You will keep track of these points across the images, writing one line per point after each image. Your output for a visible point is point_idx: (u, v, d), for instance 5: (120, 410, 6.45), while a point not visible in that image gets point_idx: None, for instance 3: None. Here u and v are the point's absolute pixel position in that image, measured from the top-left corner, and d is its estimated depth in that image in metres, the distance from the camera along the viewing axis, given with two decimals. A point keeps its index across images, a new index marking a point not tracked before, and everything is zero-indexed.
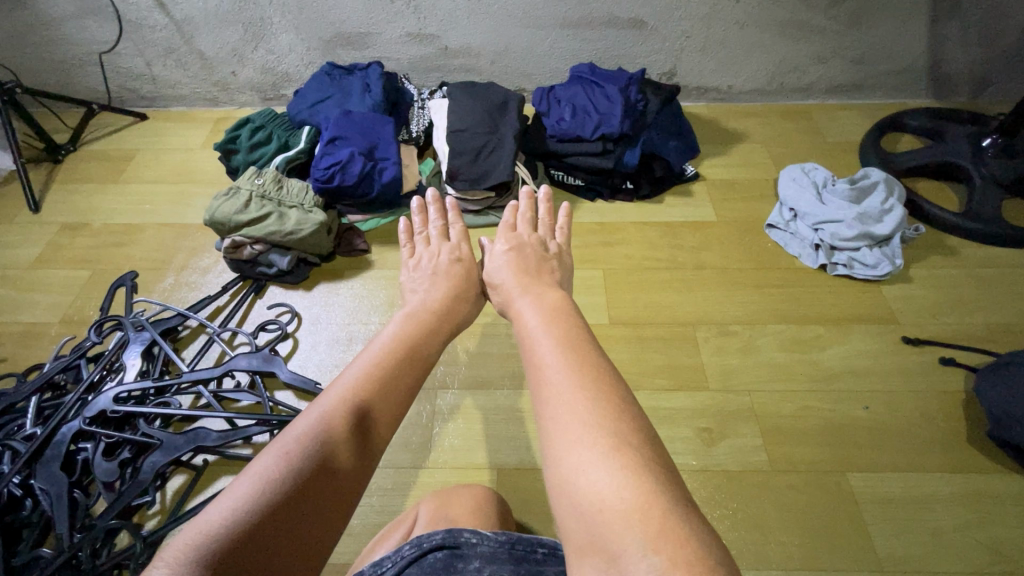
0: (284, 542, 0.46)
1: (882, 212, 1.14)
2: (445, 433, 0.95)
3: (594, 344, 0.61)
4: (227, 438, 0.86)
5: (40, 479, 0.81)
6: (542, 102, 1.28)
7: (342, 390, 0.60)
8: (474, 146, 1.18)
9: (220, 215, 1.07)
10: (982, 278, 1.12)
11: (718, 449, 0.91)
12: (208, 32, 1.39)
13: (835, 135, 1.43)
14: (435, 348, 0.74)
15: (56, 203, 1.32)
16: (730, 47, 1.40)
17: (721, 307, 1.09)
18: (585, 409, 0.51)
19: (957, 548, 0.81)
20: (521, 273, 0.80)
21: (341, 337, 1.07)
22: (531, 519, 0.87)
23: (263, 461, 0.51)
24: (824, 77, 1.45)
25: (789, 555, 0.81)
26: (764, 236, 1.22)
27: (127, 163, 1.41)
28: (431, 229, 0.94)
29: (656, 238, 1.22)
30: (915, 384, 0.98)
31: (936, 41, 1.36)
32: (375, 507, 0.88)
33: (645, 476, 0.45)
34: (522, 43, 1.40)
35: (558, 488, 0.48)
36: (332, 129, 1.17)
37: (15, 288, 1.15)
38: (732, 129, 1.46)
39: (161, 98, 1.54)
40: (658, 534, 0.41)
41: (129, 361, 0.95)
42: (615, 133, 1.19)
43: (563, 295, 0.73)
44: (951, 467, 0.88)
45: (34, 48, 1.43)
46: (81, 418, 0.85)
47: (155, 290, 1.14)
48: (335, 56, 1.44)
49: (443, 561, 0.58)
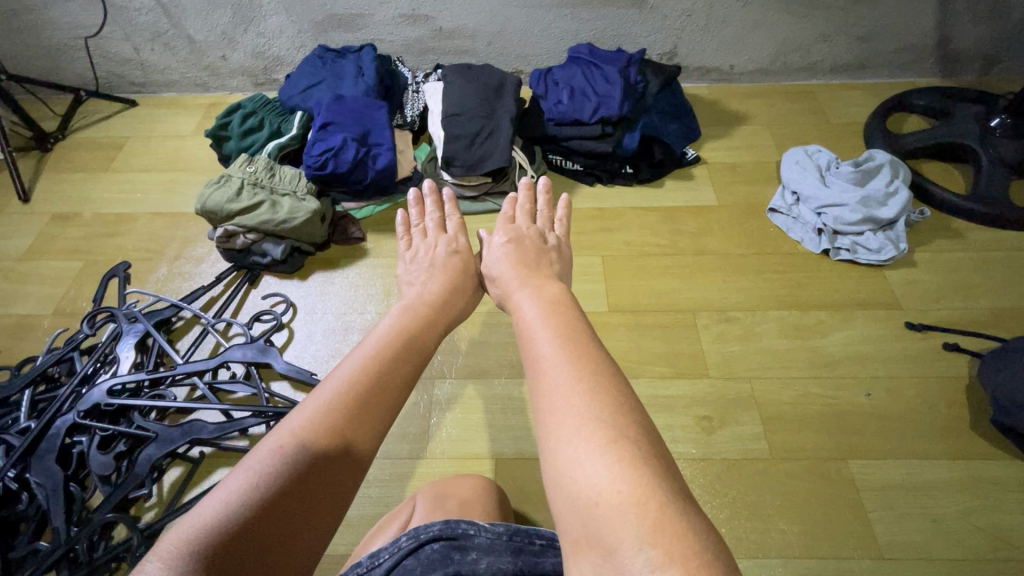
0: (275, 541, 0.45)
1: (887, 195, 1.11)
2: (444, 422, 0.95)
3: (593, 335, 0.60)
4: (223, 429, 0.85)
5: (36, 473, 0.80)
6: (539, 85, 1.25)
7: (339, 383, 0.58)
8: (470, 131, 1.15)
9: (213, 204, 1.05)
10: (988, 261, 1.10)
11: (717, 437, 0.90)
12: (195, 15, 1.36)
13: (839, 116, 1.40)
14: (432, 340, 0.72)
15: (46, 192, 1.30)
16: (732, 26, 1.36)
17: (721, 293, 1.08)
18: (583, 402, 0.50)
19: (957, 534, 0.80)
20: (518, 265, 0.78)
21: (337, 328, 1.05)
22: (531, 510, 0.86)
23: (256, 454, 0.50)
24: (828, 57, 1.42)
25: (789, 542, 0.80)
26: (766, 220, 1.20)
27: (117, 151, 1.38)
28: (427, 221, 0.92)
29: (656, 223, 1.20)
30: (919, 370, 0.96)
31: (945, 17, 1.33)
32: (373, 498, 0.87)
33: (642, 469, 0.44)
34: (518, 23, 1.36)
35: (555, 482, 0.47)
36: (325, 115, 1.14)
37: (7, 280, 1.13)
38: (733, 111, 1.43)
39: (151, 84, 1.52)
40: (654, 527, 0.40)
41: (123, 352, 0.94)
42: (614, 116, 1.16)
43: (561, 287, 0.72)
44: (954, 454, 0.87)
45: (17, 32, 1.40)
46: (76, 411, 0.85)
47: (148, 281, 1.13)
48: (328, 39, 1.40)
49: (440, 553, 0.56)
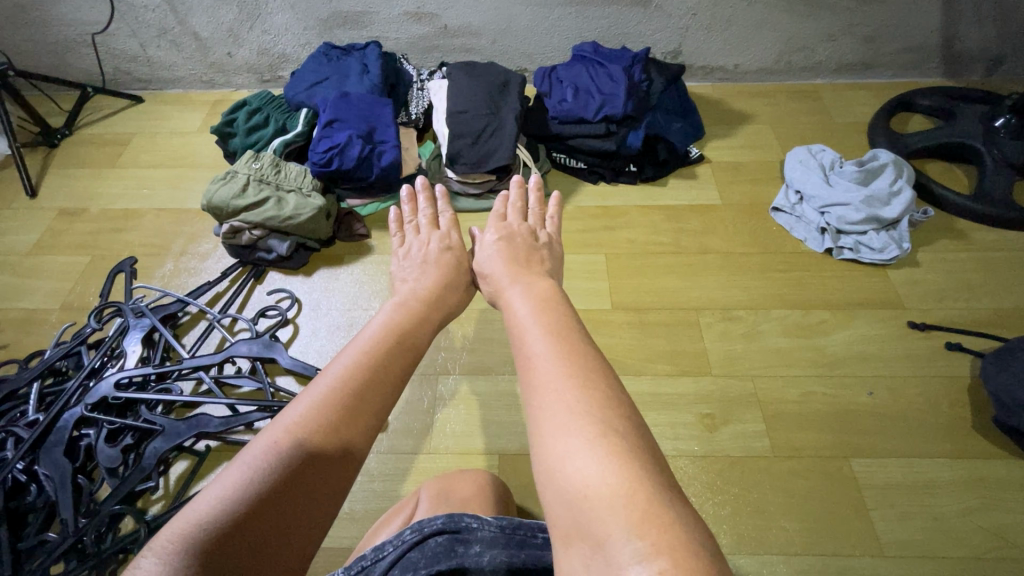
0: (269, 537, 0.46)
1: (890, 195, 1.12)
2: (447, 418, 0.95)
3: (584, 332, 0.60)
4: (229, 424, 0.86)
5: (44, 466, 0.81)
6: (544, 82, 1.25)
7: (334, 378, 0.59)
8: (474, 129, 1.16)
9: (219, 200, 1.06)
10: (991, 261, 1.10)
11: (720, 435, 0.90)
12: (201, 12, 1.36)
13: (843, 115, 1.40)
14: (426, 337, 0.73)
15: (53, 188, 1.31)
16: (737, 26, 1.36)
17: (724, 291, 1.08)
18: (574, 396, 0.51)
19: (958, 532, 0.81)
20: (510, 263, 0.78)
21: (341, 323, 1.06)
22: (533, 505, 0.87)
23: (252, 451, 0.50)
24: (833, 56, 1.42)
25: (790, 539, 0.81)
26: (770, 220, 1.20)
27: (124, 148, 1.39)
28: (421, 218, 0.93)
29: (660, 221, 1.20)
30: (921, 369, 0.97)
31: (951, 17, 1.33)
32: (378, 492, 0.88)
33: (631, 463, 0.44)
34: (522, 21, 1.37)
35: (545, 476, 0.47)
36: (330, 112, 1.15)
37: (15, 274, 1.14)
38: (737, 110, 1.43)
39: (157, 81, 1.52)
40: (642, 519, 0.41)
41: (130, 347, 0.95)
42: (619, 115, 1.16)
43: (552, 285, 0.72)
44: (955, 452, 0.88)
45: (24, 29, 1.41)
46: (84, 405, 0.85)
47: (154, 276, 1.14)
48: (333, 37, 1.41)
49: (444, 546, 0.57)
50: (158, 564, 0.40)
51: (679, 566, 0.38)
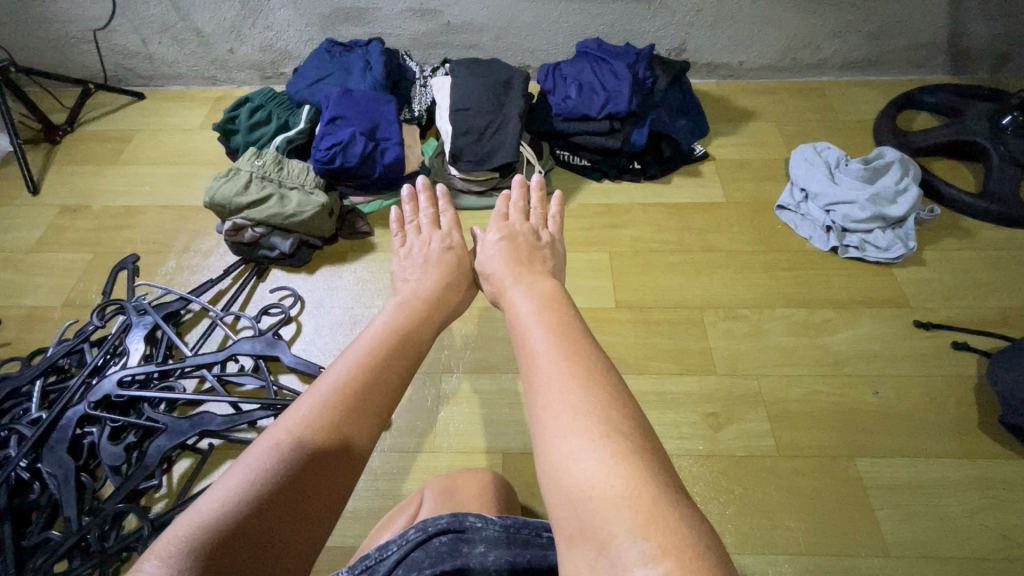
0: (271, 539, 0.45)
1: (896, 193, 1.11)
2: (450, 416, 0.95)
3: (586, 331, 0.60)
4: (233, 422, 0.86)
5: (47, 463, 0.81)
6: (547, 79, 1.24)
7: (336, 378, 0.59)
8: (477, 126, 1.15)
9: (221, 197, 1.06)
10: (998, 260, 1.10)
11: (724, 434, 0.90)
12: (203, 8, 1.36)
13: (848, 112, 1.39)
14: (428, 337, 0.72)
15: (55, 185, 1.30)
16: (742, 22, 1.35)
17: (729, 290, 1.08)
18: (577, 396, 0.50)
19: (963, 532, 0.81)
20: (512, 262, 0.78)
21: (344, 321, 1.06)
22: (537, 504, 0.87)
23: (254, 452, 0.50)
24: (838, 52, 1.41)
25: (795, 539, 0.81)
26: (774, 218, 1.19)
27: (126, 144, 1.39)
28: (422, 217, 0.92)
29: (663, 219, 1.20)
30: (926, 368, 0.96)
31: (958, 14, 1.32)
32: (381, 491, 0.88)
33: (636, 463, 0.44)
34: (526, 18, 1.36)
35: (549, 477, 0.47)
36: (332, 109, 1.13)
37: (17, 271, 1.14)
38: (741, 107, 1.43)
39: (159, 77, 1.52)
40: (648, 520, 0.41)
41: (133, 344, 0.94)
42: (623, 112, 1.15)
43: (555, 284, 0.72)
44: (960, 452, 0.87)
45: (26, 25, 1.40)
46: (87, 402, 0.85)
47: (157, 274, 1.13)
48: (335, 33, 1.40)
49: (448, 545, 0.57)
50: (161, 566, 0.40)
51: (685, 567, 0.38)
